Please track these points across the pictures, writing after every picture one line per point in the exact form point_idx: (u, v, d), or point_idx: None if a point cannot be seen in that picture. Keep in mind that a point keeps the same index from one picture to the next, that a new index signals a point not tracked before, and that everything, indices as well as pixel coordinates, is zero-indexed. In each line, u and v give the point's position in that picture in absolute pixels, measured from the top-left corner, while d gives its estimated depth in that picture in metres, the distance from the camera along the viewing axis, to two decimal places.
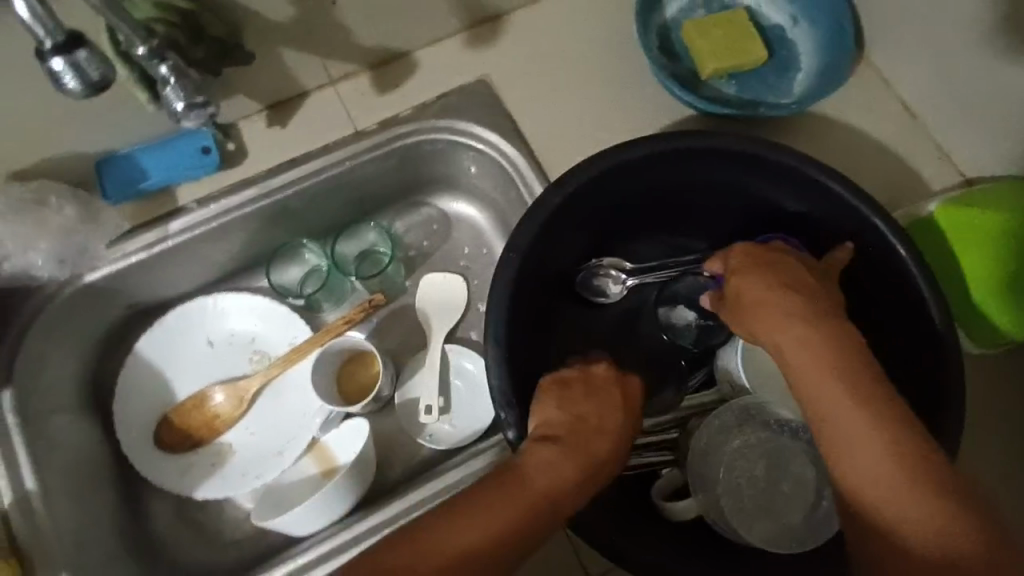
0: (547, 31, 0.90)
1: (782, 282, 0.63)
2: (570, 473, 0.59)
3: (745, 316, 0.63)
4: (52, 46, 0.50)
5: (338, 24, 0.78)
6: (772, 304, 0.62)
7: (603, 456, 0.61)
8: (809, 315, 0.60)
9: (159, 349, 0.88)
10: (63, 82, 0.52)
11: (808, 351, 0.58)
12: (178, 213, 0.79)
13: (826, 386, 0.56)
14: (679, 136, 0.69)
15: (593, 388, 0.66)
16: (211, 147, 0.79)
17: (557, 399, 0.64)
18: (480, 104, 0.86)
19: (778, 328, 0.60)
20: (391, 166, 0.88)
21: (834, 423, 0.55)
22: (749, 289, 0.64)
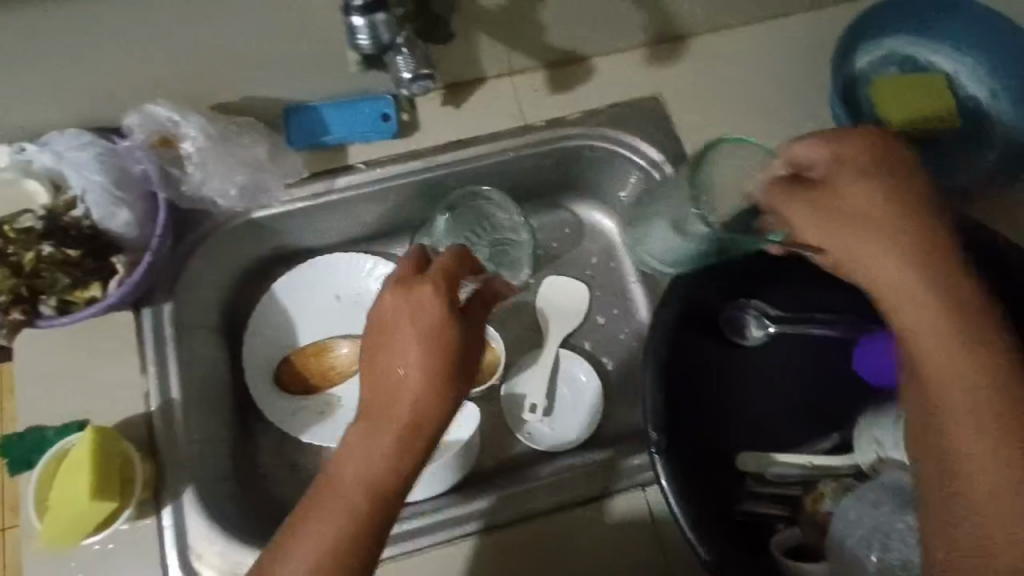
0: (726, 61, 0.89)
1: (891, 195, 0.55)
2: (387, 453, 0.57)
3: (831, 218, 0.57)
4: (360, 3, 0.57)
5: (539, 23, 0.79)
6: (859, 219, 0.55)
7: (411, 417, 0.57)
8: (921, 248, 0.54)
9: (293, 293, 0.92)
10: (357, 39, 0.59)
11: (921, 302, 0.52)
12: (348, 170, 0.82)
13: (930, 324, 0.52)
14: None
15: (394, 322, 0.60)
16: (391, 115, 0.82)
17: (366, 361, 0.60)
18: (649, 121, 0.86)
19: (884, 247, 0.54)
20: (549, 165, 0.89)
21: (950, 385, 0.51)
22: (856, 201, 0.56)
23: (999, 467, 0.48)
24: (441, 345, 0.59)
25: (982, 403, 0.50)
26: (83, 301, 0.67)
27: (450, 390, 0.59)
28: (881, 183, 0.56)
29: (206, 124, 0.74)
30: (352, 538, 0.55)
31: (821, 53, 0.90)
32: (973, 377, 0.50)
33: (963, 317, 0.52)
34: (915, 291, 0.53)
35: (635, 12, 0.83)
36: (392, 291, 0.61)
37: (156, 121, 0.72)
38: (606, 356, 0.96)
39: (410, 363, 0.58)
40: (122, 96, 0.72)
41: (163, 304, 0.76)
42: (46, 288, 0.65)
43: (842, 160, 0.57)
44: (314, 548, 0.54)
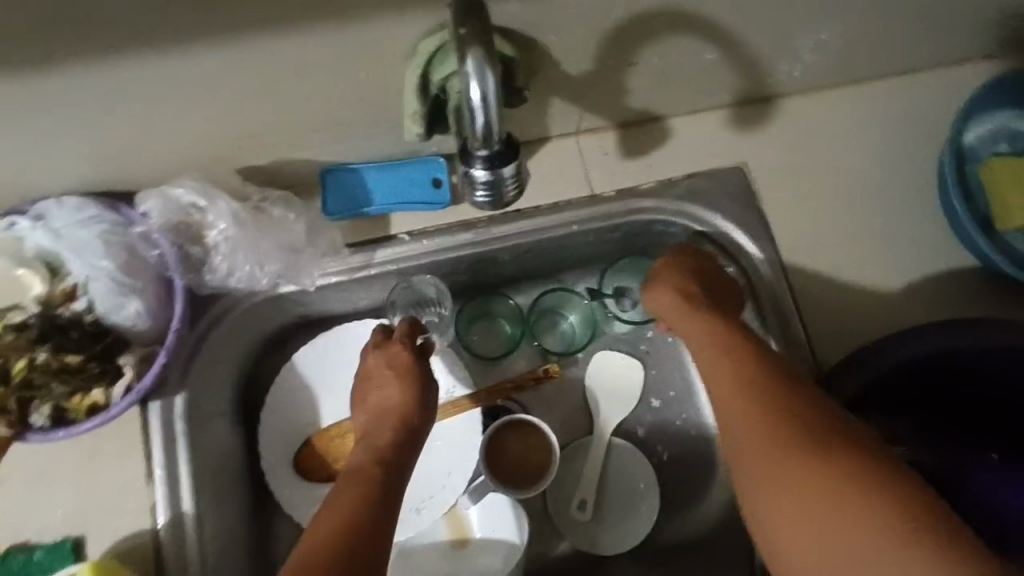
0: (821, 129, 0.79)
1: (691, 264, 0.69)
2: (384, 441, 0.62)
3: (654, 288, 0.68)
4: (485, 155, 0.49)
5: (622, 87, 0.68)
6: (671, 281, 0.67)
7: (401, 414, 0.64)
8: (700, 309, 0.64)
9: (314, 364, 0.81)
10: (474, 189, 0.51)
11: (706, 348, 0.60)
12: (390, 241, 0.71)
13: (706, 358, 0.60)
14: (996, 332, 0.62)
15: (374, 376, 0.67)
16: (443, 180, 0.71)
17: (357, 402, 0.67)
18: (732, 195, 0.76)
19: (674, 301, 0.65)
20: (613, 239, 0.79)
21: (735, 427, 0.55)
22: (663, 279, 0.68)
23: (806, 477, 0.49)
24: (416, 376, 0.67)
25: (761, 433, 0.53)
26: (83, 409, 0.58)
27: (419, 409, 0.65)
28: (686, 262, 0.69)
29: (237, 209, 0.65)
30: (366, 504, 0.56)
31: (925, 124, 0.80)
32: (746, 410, 0.55)
33: (750, 356, 0.58)
34: (699, 345, 0.62)
35: (728, 75, 0.72)
36: (370, 354, 0.69)
37: (178, 208, 0.63)
38: (661, 445, 0.86)
39: (386, 386, 0.66)
40: (136, 157, 0.61)
41: (174, 398, 0.65)
42: (41, 395, 0.57)
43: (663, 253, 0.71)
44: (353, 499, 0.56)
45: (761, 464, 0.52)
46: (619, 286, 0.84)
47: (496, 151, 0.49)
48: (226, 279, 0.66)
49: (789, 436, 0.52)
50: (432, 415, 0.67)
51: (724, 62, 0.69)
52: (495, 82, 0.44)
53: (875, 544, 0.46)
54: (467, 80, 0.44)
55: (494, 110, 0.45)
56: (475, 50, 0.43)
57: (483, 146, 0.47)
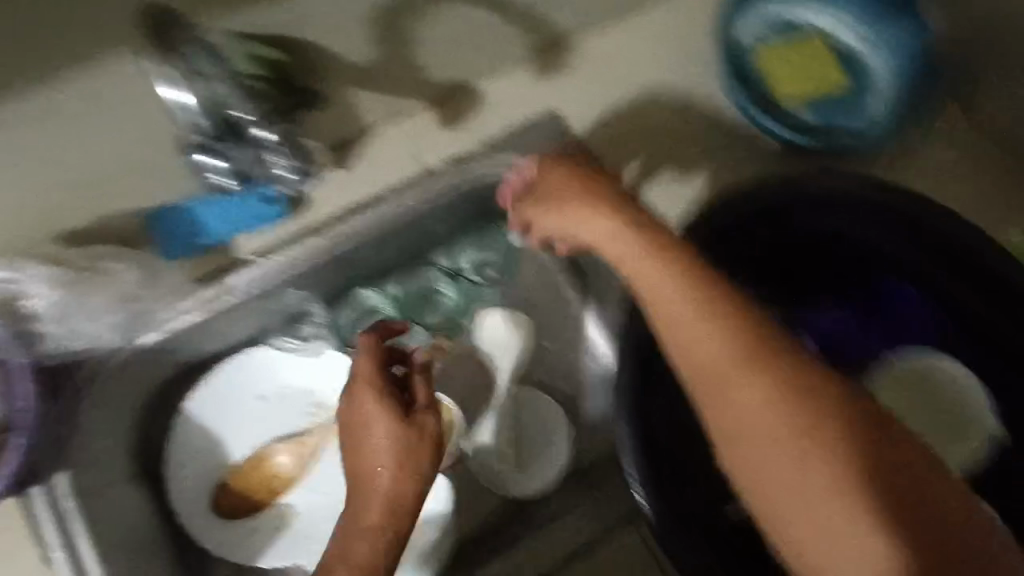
0: (618, 56, 0.85)
1: (607, 200, 0.66)
2: (382, 492, 0.64)
3: (578, 218, 0.66)
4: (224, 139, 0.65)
5: (413, 62, 0.71)
6: (586, 214, 0.66)
7: (393, 462, 0.66)
8: (665, 252, 0.60)
9: (210, 407, 0.82)
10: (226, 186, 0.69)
11: (673, 293, 0.57)
12: (238, 267, 0.73)
13: (669, 300, 0.57)
14: (773, 189, 0.70)
15: (359, 420, 0.68)
16: (275, 197, 0.72)
17: (346, 445, 0.69)
18: (554, 139, 0.81)
19: (618, 238, 0.63)
20: (459, 207, 0.82)
21: (706, 382, 0.54)
22: (575, 210, 0.67)
23: (802, 448, 0.50)
24: (396, 416, 0.68)
25: (737, 391, 0.53)
26: None
27: (417, 463, 0.66)
28: (598, 187, 0.67)
29: (52, 270, 0.65)
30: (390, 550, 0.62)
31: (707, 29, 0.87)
32: (715, 348, 0.54)
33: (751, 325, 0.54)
34: (659, 288, 0.58)
35: (514, 30, 0.77)
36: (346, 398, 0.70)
37: None
38: (564, 382, 0.90)
39: (374, 436, 0.67)
40: None
41: (56, 477, 0.66)
42: None
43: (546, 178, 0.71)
44: (365, 552, 0.62)
45: (742, 435, 0.52)
46: (473, 259, 0.89)
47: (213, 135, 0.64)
48: (65, 342, 0.68)
49: (763, 372, 0.52)
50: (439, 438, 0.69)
51: (502, 18, 0.74)
52: (245, 99, 0.63)
53: (846, 510, 0.48)
54: (220, 96, 0.62)
55: (248, 113, 0.64)
56: (205, 55, 0.58)
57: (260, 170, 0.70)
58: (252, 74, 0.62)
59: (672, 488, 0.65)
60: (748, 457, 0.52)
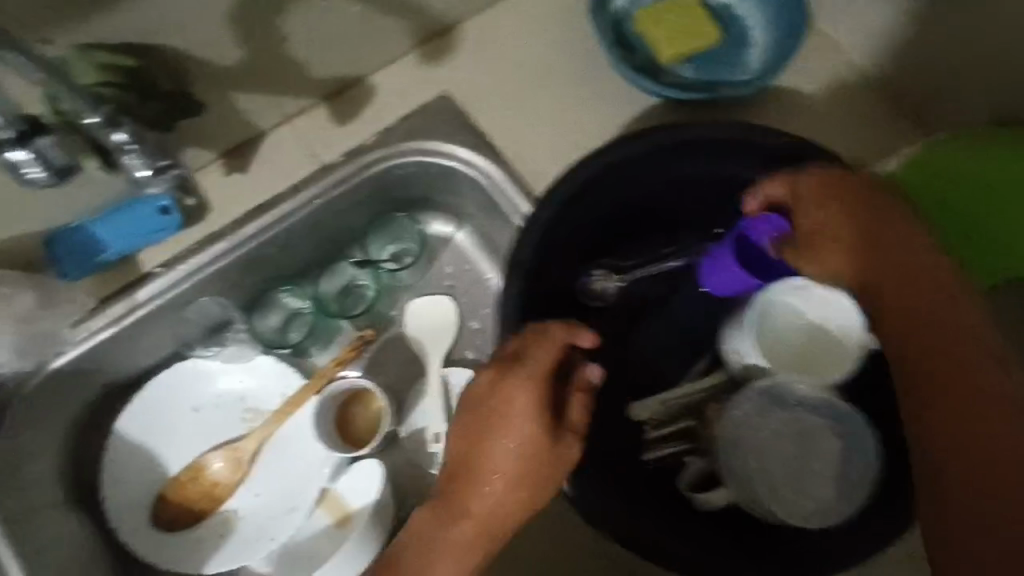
0: (503, 36, 0.87)
1: (851, 201, 0.62)
2: (511, 496, 0.62)
3: (815, 248, 0.63)
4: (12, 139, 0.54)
5: (291, 59, 0.74)
6: (840, 223, 0.62)
7: (523, 466, 0.62)
8: (863, 249, 0.62)
9: (142, 424, 0.83)
10: (30, 174, 0.56)
11: (927, 295, 0.58)
12: (145, 279, 0.75)
13: (943, 293, 0.58)
14: (657, 133, 0.69)
15: (510, 421, 0.63)
16: (171, 207, 0.73)
17: (508, 433, 0.63)
18: (447, 122, 0.84)
19: (844, 261, 0.62)
20: (364, 199, 0.84)
21: (919, 377, 0.55)
22: (811, 233, 0.63)
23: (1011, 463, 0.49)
24: (535, 418, 0.62)
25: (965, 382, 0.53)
26: None
27: (549, 456, 0.62)
28: (844, 187, 0.63)
29: None
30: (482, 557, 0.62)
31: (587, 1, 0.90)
32: (922, 361, 0.56)
33: (912, 267, 0.59)
34: (907, 294, 0.59)
35: (392, 21, 0.79)
36: (521, 393, 0.62)
37: None
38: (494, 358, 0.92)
39: (510, 440, 0.63)
40: None
41: None
42: None
43: (801, 202, 0.64)
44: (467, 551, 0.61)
45: (951, 440, 0.52)
46: (392, 250, 0.90)
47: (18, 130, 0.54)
48: None
49: (959, 359, 0.54)
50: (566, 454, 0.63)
51: (375, 10, 0.76)
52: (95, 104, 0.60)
53: None
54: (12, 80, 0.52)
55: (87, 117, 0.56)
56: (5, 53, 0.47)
57: (96, 163, 0.64)
58: (101, 84, 0.60)
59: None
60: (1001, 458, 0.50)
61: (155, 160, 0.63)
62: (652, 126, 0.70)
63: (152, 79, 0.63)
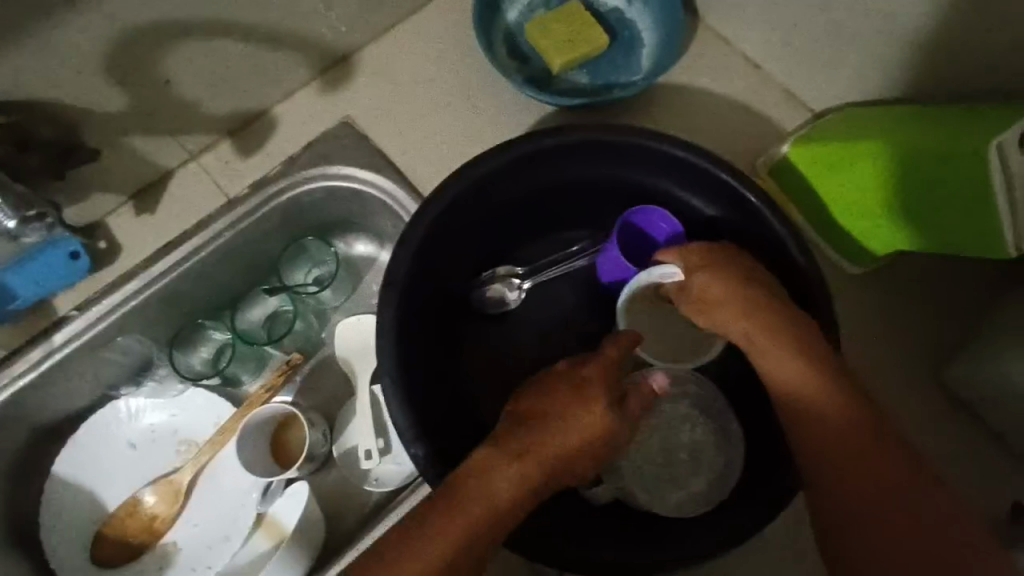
0: (399, 58, 0.90)
1: (736, 273, 0.68)
2: (564, 460, 0.60)
3: (707, 312, 0.68)
4: None
5: (180, 99, 0.77)
6: (725, 292, 0.67)
7: (584, 442, 0.61)
8: (754, 315, 0.65)
9: (78, 464, 0.85)
10: None
11: (810, 357, 0.62)
12: (60, 323, 0.78)
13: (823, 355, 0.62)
14: (525, 142, 0.71)
15: (587, 403, 0.63)
16: (80, 252, 0.76)
17: (572, 407, 0.62)
18: (347, 145, 0.86)
19: (736, 320, 0.66)
20: (275, 226, 0.87)
21: (808, 430, 0.59)
22: (704, 299, 0.69)
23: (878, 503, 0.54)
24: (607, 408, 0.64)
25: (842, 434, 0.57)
26: None
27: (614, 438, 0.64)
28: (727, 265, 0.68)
29: None
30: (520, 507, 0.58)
31: None
32: (811, 410, 0.60)
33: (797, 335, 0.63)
34: (785, 356, 0.62)
35: (281, 54, 0.82)
36: (599, 376, 0.65)
37: None
38: None
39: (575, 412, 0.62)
40: None
41: None
42: None
43: (692, 271, 0.69)
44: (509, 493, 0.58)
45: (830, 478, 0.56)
46: (314, 274, 0.93)
47: None
48: None
49: (839, 416, 0.58)
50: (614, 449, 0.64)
51: (259, 46, 0.79)
52: None
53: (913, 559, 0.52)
54: None
55: None
56: None
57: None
58: None
59: (440, 434, 0.68)
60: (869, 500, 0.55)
61: (22, 211, 0.66)
62: (526, 133, 0.72)
63: (29, 133, 0.67)
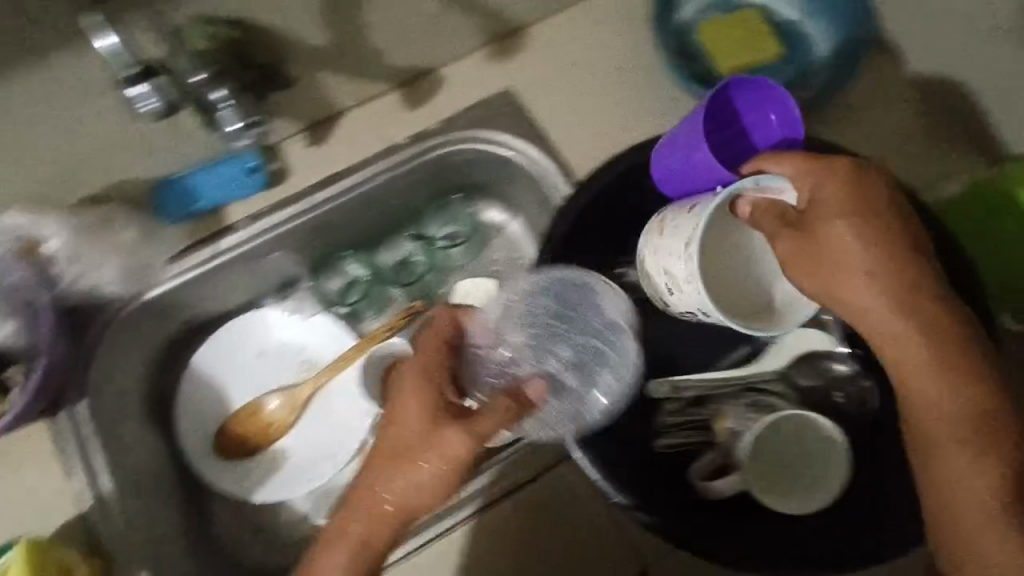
0: (567, 38, 0.93)
1: (880, 231, 0.61)
2: (416, 480, 0.62)
3: (825, 264, 0.60)
4: (131, 76, 0.64)
5: (372, 46, 0.83)
6: (863, 248, 0.60)
7: (413, 459, 0.62)
8: (895, 284, 0.59)
9: (214, 360, 0.93)
10: (143, 104, 0.68)
11: (943, 340, 0.59)
12: (228, 231, 0.85)
13: (953, 339, 0.59)
14: None
15: (397, 405, 0.64)
16: (256, 168, 0.84)
17: (421, 412, 0.63)
18: (506, 113, 0.90)
19: (866, 284, 0.60)
20: (423, 179, 0.91)
21: (938, 422, 0.59)
22: (826, 246, 0.60)
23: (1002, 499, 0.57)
24: (429, 411, 0.63)
25: (964, 429, 0.58)
26: None
27: (472, 433, 0.62)
28: (873, 217, 0.61)
29: (68, 223, 0.78)
30: (382, 535, 0.62)
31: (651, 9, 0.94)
32: (936, 398, 0.59)
33: (940, 318, 0.60)
34: (921, 338, 0.59)
35: (464, 18, 0.87)
36: (415, 375, 0.65)
37: (13, 232, 0.77)
38: None
39: (402, 425, 0.63)
40: None
41: (77, 406, 0.78)
42: None
43: (824, 212, 0.61)
44: (366, 532, 0.62)
45: (952, 474, 0.58)
46: (449, 230, 0.97)
47: (141, 72, 0.65)
48: (81, 284, 0.81)
49: (965, 410, 0.59)
50: (451, 448, 0.61)
51: (449, 7, 0.84)
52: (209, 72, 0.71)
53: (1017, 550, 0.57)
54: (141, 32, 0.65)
55: None
56: None
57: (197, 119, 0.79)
58: (209, 50, 0.70)
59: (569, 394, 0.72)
60: (984, 496, 0.57)
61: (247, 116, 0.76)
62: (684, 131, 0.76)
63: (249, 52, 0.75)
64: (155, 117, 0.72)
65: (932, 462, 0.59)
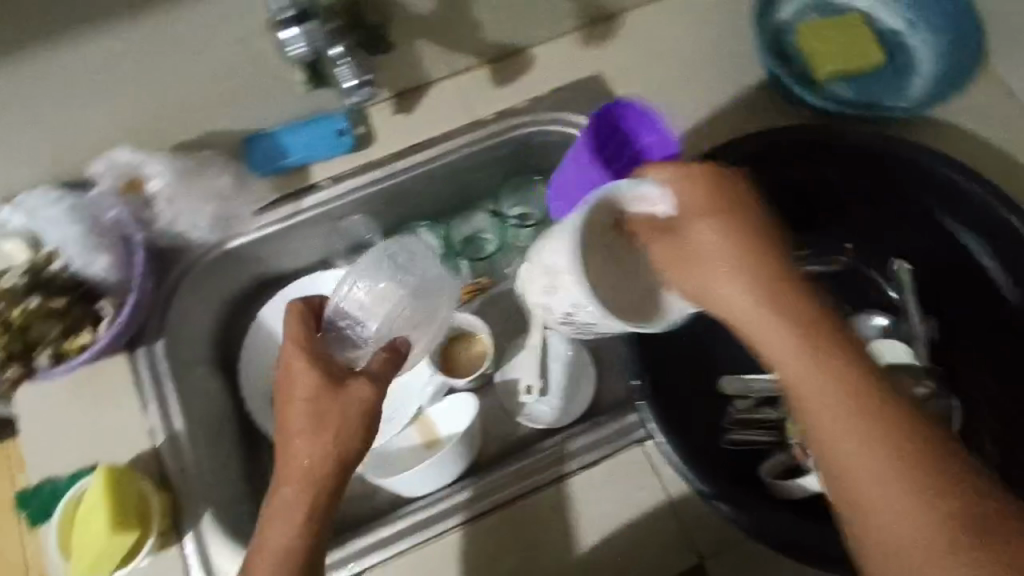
0: (660, 29, 0.92)
1: (737, 232, 0.58)
2: (306, 453, 0.63)
3: (690, 267, 0.58)
4: (292, 15, 0.66)
5: (471, 18, 0.84)
6: (727, 249, 0.57)
7: (304, 433, 0.63)
8: (773, 292, 0.56)
9: (277, 315, 0.92)
10: (293, 49, 0.68)
11: (830, 352, 0.53)
12: (312, 189, 0.86)
13: (835, 356, 0.53)
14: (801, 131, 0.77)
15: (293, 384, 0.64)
16: (346, 130, 0.87)
17: (309, 391, 0.63)
18: (594, 97, 0.89)
19: (746, 290, 0.56)
20: (503, 156, 0.92)
21: (835, 444, 0.52)
22: (710, 250, 0.58)
23: (927, 536, 0.48)
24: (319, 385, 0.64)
25: (876, 452, 0.51)
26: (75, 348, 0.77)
27: (342, 403, 0.63)
28: (719, 211, 0.59)
29: (169, 165, 0.82)
30: (303, 519, 0.62)
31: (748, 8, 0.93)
32: (861, 423, 0.51)
33: (813, 328, 0.54)
34: (794, 345, 0.54)
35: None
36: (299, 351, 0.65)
37: (123, 165, 0.81)
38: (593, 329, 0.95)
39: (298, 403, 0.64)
40: (91, 143, 0.80)
41: (155, 342, 0.80)
42: (42, 342, 0.77)
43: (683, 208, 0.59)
44: (295, 520, 0.62)
45: (891, 508, 0.50)
46: (521, 208, 0.96)
47: (298, 13, 0.67)
48: (167, 224, 0.83)
49: (870, 430, 0.51)
50: (352, 415, 0.63)
51: None
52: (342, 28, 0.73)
53: None
54: None
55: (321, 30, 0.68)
56: None
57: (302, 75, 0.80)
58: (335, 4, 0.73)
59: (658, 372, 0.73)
60: (913, 531, 0.49)
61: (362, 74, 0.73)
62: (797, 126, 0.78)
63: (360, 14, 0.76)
64: (298, 61, 0.72)
65: (857, 493, 0.51)
